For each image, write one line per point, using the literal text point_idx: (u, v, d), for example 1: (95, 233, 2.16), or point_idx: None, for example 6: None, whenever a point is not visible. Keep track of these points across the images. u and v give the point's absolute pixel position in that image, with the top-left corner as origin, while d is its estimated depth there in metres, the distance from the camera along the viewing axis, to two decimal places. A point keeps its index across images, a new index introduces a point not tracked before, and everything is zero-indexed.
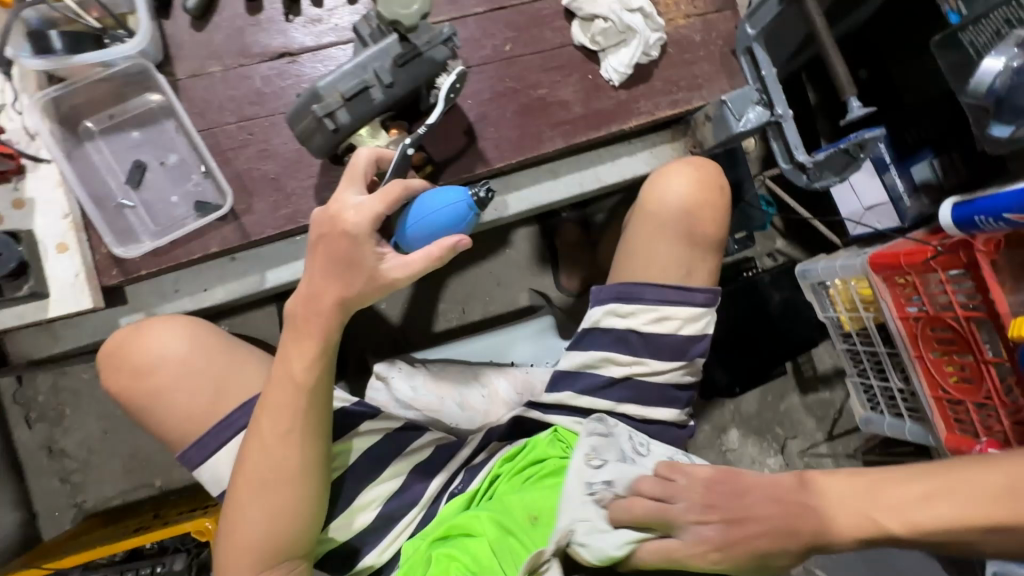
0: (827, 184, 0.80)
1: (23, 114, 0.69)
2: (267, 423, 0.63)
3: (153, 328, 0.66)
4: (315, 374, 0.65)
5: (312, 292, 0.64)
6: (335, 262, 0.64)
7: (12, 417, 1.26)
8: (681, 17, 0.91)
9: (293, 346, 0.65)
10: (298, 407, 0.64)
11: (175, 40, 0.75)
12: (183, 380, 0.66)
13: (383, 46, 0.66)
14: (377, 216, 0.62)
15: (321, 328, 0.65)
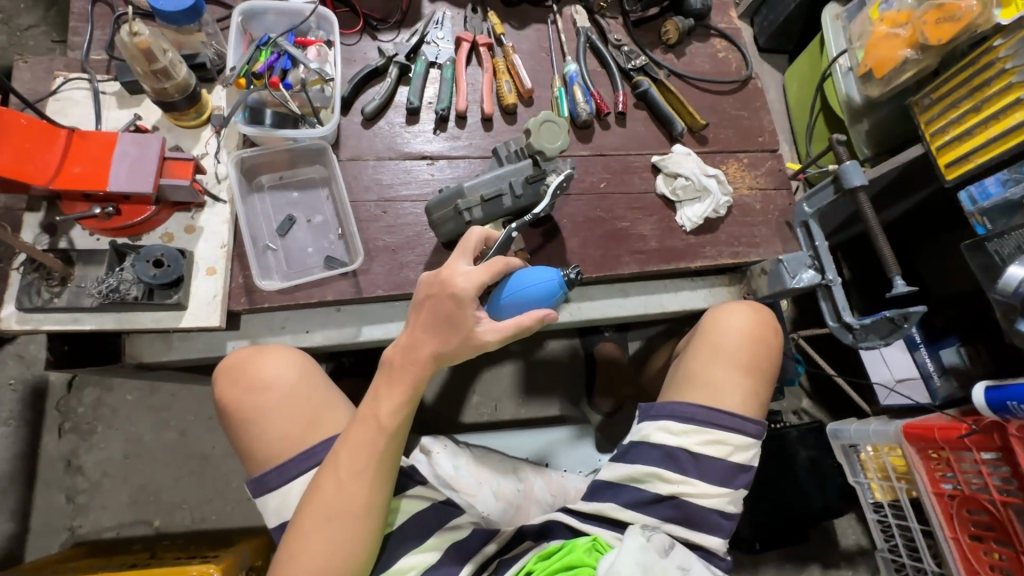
0: (872, 345, 0.88)
1: (220, 163, 0.84)
2: (346, 458, 0.68)
3: (277, 354, 0.76)
4: (398, 420, 0.70)
5: (412, 343, 0.70)
6: (438, 317, 0.69)
7: (46, 422, 1.28)
8: (746, 188, 1.10)
9: (385, 390, 0.70)
10: (377, 449, 0.68)
11: (347, 131, 0.94)
12: (289, 405, 0.74)
13: (520, 167, 0.82)
14: (482, 284, 0.69)
15: (413, 377, 0.70)
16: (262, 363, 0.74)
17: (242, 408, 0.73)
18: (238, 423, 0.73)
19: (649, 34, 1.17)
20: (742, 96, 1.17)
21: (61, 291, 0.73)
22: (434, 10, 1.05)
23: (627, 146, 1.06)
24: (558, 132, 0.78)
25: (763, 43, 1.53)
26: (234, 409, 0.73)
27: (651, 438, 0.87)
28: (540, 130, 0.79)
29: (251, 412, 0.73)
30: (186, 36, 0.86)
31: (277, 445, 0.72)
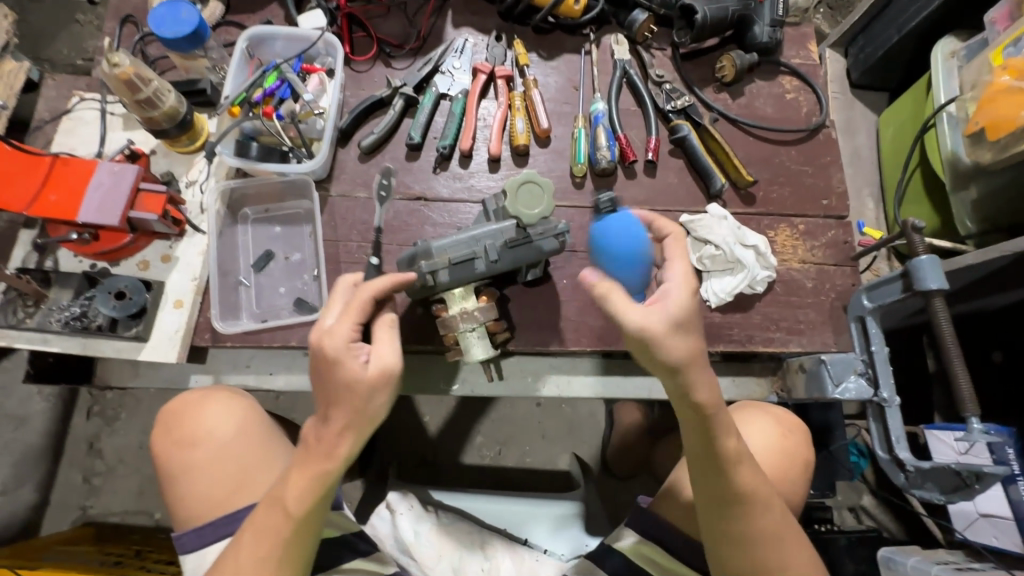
0: (927, 496, 0.68)
1: (205, 193, 0.82)
2: (249, 541, 0.60)
3: (217, 402, 0.73)
4: (308, 508, 0.60)
5: (320, 419, 0.60)
6: (325, 382, 0.60)
7: (77, 403, 1.37)
8: (796, 261, 0.91)
9: (297, 473, 0.60)
10: (281, 536, 0.60)
11: (342, 164, 0.88)
12: (216, 463, 0.70)
13: (502, 228, 0.72)
14: (354, 328, 0.61)
15: (323, 466, 0.59)
16: (205, 412, 0.72)
17: (171, 459, 0.70)
18: (167, 476, 0.71)
19: (701, 68, 1.01)
20: (808, 149, 0.98)
21: (35, 312, 0.75)
22: (456, 36, 0.97)
23: (653, 200, 0.92)
24: (541, 195, 0.68)
25: (857, 77, 1.29)
26: (166, 458, 0.71)
27: (621, 549, 0.80)
28: (520, 191, 0.68)
29: (179, 464, 0.70)
30: (191, 61, 0.85)
31: (203, 503, 0.69)
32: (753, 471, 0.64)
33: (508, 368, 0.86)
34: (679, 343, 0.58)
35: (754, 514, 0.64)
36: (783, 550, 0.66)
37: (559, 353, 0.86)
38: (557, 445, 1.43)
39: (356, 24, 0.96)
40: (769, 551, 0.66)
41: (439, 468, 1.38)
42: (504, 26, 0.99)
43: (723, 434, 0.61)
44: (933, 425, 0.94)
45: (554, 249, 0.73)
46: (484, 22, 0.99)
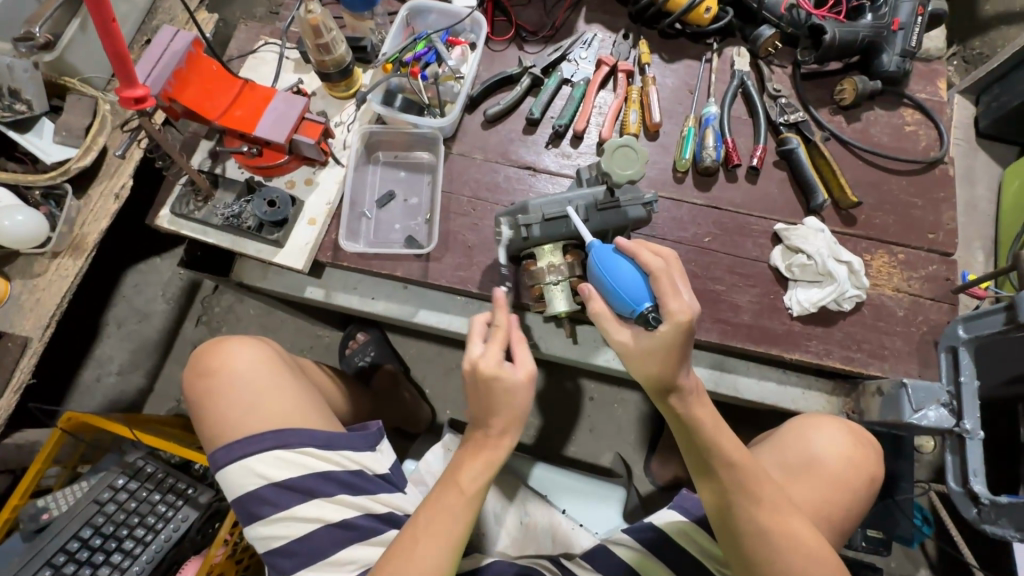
0: (999, 531, 0.74)
1: (350, 132, 0.95)
2: (423, 521, 0.69)
3: (231, 342, 0.85)
4: (478, 486, 0.71)
5: (483, 426, 0.73)
6: (483, 394, 0.72)
7: (190, 311, 1.56)
8: (890, 288, 0.90)
9: (467, 459, 0.72)
10: (456, 512, 0.70)
11: (466, 128, 0.98)
12: (231, 390, 0.81)
13: (594, 192, 0.81)
14: (498, 355, 0.71)
15: (497, 453, 0.73)
16: (232, 351, 0.83)
17: (193, 389, 0.82)
18: (195, 408, 0.82)
19: (819, 90, 1.03)
20: (922, 181, 0.97)
21: (202, 207, 0.89)
22: (587, 30, 1.05)
23: (749, 206, 0.95)
24: (635, 159, 0.78)
25: (985, 126, 1.25)
26: (193, 386, 0.83)
27: (665, 528, 0.83)
28: (617, 154, 0.78)
29: (202, 392, 0.82)
30: (360, 22, 0.99)
31: (225, 427, 0.80)
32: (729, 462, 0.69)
33: (583, 334, 0.95)
34: (651, 366, 0.67)
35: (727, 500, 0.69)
36: (777, 549, 0.66)
37: None
38: (603, 440, 1.45)
39: (499, 9, 1.06)
40: (761, 545, 0.67)
41: None
42: (632, 27, 1.06)
43: (697, 413, 0.69)
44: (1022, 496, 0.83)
45: (641, 217, 0.80)
46: (614, 21, 1.06)
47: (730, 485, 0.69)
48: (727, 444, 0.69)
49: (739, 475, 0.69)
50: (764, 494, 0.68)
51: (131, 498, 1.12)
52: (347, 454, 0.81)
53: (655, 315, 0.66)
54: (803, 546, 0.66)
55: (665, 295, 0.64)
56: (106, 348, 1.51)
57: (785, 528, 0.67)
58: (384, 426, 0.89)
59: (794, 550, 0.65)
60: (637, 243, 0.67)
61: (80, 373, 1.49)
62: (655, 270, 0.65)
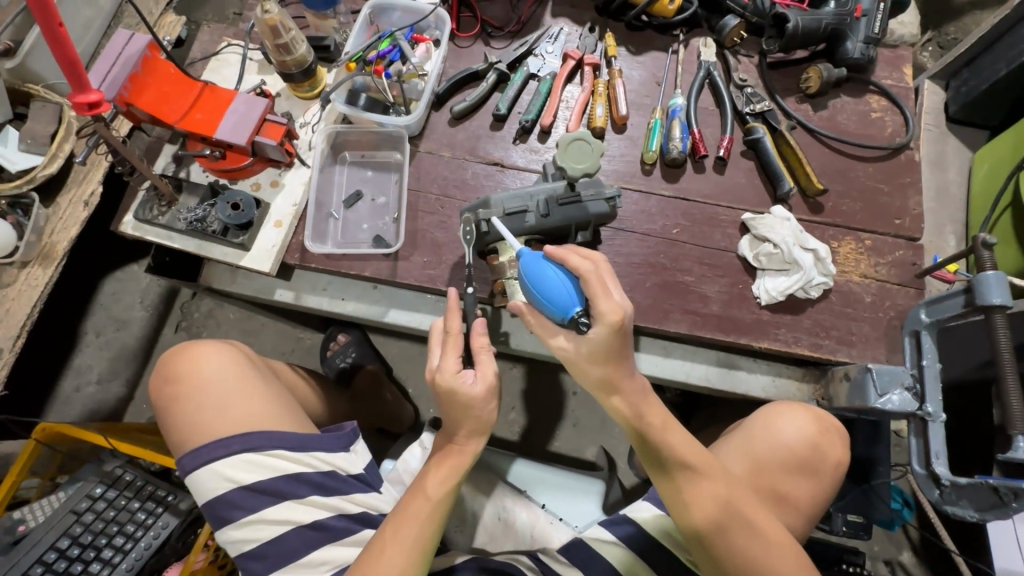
0: (960, 511, 0.75)
1: (315, 133, 0.95)
2: (391, 528, 0.71)
3: (196, 349, 0.84)
4: (444, 491, 0.74)
5: (448, 435, 0.77)
6: (445, 404, 0.74)
7: (169, 317, 1.55)
8: (857, 274, 0.91)
9: (434, 469, 0.75)
10: (422, 516, 0.72)
11: (433, 126, 0.98)
12: (199, 395, 0.80)
13: (553, 188, 0.82)
14: (457, 369, 0.72)
15: (462, 459, 0.76)
16: (199, 356, 0.83)
17: (162, 395, 0.82)
18: (163, 415, 0.82)
19: (786, 79, 1.03)
20: (889, 167, 0.97)
21: (166, 212, 0.89)
22: (553, 24, 1.04)
23: (717, 196, 0.95)
24: (589, 152, 0.78)
25: (954, 111, 1.25)
26: (161, 392, 0.82)
27: (642, 521, 0.83)
28: (570, 148, 0.79)
29: (170, 398, 0.81)
30: (322, 22, 0.98)
31: (194, 432, 0.79)
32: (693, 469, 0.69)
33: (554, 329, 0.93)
34: (596, 370, 0.67)
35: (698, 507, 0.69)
36: (736, 540, 0.68)
37: None
38: (586, 434, 1.46)
39: (465, 5, 1.06)
40: (728, 545, 0.68)
41: None
42: (599, 19, 1.06)
43: (650, 418, 0.70)
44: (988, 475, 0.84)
45: (603, 212, 0.80)
46: (580, 14, 1.06)
47: (695, 490, 0.69)
48: (681, 446, 0.69)
49: (705, 482, 0.69)
50: (725, 494, 0.68)
51: (109, 507, 1.12)
52: (318, 456, 0.81)
53: (585, 319, 0.65)
54: (763, 539, 0.68)
55: (597, 296, 0.63)
56: (85, 357, 1.50)
57: (746, 527, 0.68)
58: (358, 427, 0.89)
59: (758, 548, 0.68)
60: (564, 249, 0.67)
61: (59, 383, 1.48)
62: (586, 272, 0.64)
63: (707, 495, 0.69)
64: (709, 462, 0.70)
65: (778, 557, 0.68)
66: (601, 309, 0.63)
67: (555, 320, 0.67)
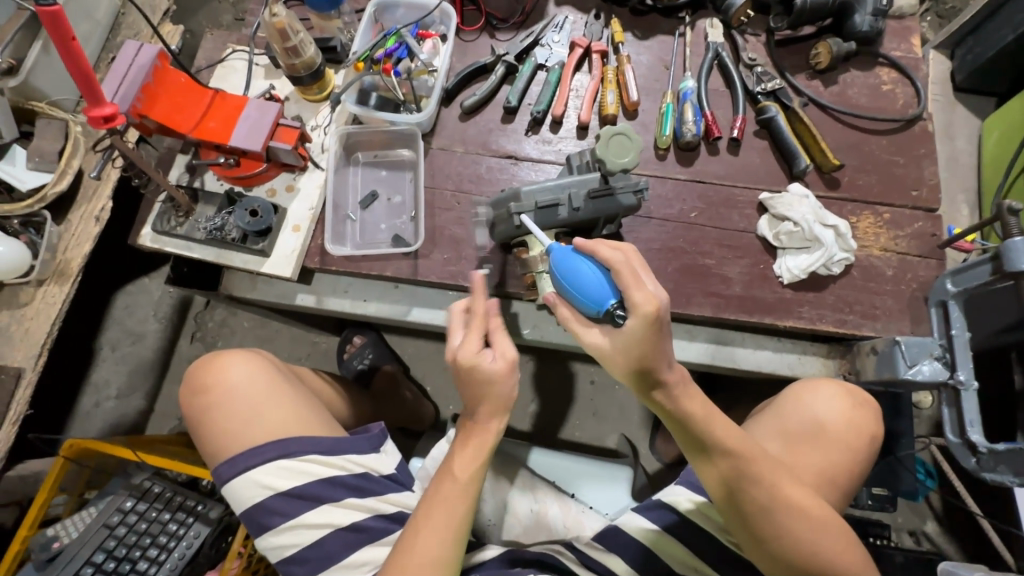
0: (999, 477, 0.77)
1: (327, 135, 0.94)
2: (421, 519, 0.71)
3: (223, 358, 0.84)
4: (472, 474, 0.73)
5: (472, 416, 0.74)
6: (464, 384, 0.73)
7: (184, 328, 1.55)
8: (877, 248, 0.91)
9: (461, 453, 0.74)
10: (452, 502, 0.71)
11: (444, 122, 0.98)
12: (230, 404, 0.80)
13: (587, 180, 0.81)
14: (479, 350, 0.71)
15: (485, 439, 0.74)
16: (226, 365, 0.83)
17: (192, 406, 0.82)
18: (195, 425, 0.82)
19: (794, 56, 1.03)
20: (903, 139, 0.97)
21: (184, 222, 0.88)
22: (558, 13, 1.04)
23: (733, 177, 0.95)
24: (629, 147, 0.78)
25: (960, 80, 1.25)
26: (190, 403, 0.82)
27: (677, 505, 0.83)
28: (609, 142, 0.78)
29: (201, 408, 0.81)
30: (327, 22, 0.98)
31: (227, 441, 0.79)
32: (732, 454, 0.69)
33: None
34: (630, 364, 0.66)
35: (739, 491, 0.69)
36: (781, 521, 0.69)
37: None
38: (607, 422, 1.46)
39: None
40: (770, 526, 0.69)
41: None
42: (604, 6, 1.05)
43: (685, 403, 0.69)
44: None
45: (631, 205, 0.80)
46: (585, 2, 1.05)
47: (735, 475, 0.69)
48: (719, 429, 0.69)
49: (744, 466, 0.69)
50: (765, 476, 0.69)
51: (141, 519, 1.12)
52: (351, 458, 0.82)
53: (623, 311, 0.66)
54: (807, 516, 0.69)
55: (629, 288, 0.63)
56: (103, 372, 1.50)
57: (789, 508, 0.69)
58: (386, 427, 0.88)
59: (801, 526, 0.69)
60: (593, 241, 0.67)
61: (79, 399, 1.49)
62: (617, 264, 0.65)
63: (746, 477, 0.69)
64: (747, 445, 0.70)
65: (820, 536, 0.69)
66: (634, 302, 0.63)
67: (589, 315, 0.69)
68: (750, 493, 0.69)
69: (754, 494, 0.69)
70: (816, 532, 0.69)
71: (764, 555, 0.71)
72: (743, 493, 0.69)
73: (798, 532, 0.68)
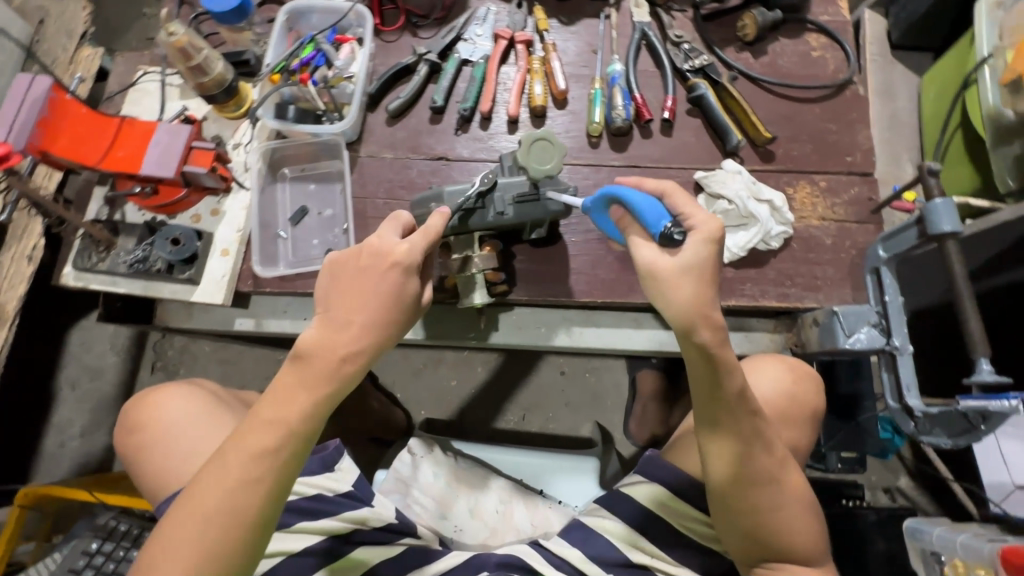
0: (936, 440, 0.74)
1: (249, 153, 0.91)
2: (238, 462, 0.59)
3: (158, 394, 0.81)
4: (310, 426, 0.61)
5: (335, 331, 0.62)
6: (355, 281, 0.64)
7: (144, 359, 1.51)
8: (816, 218, 0.91)
9: (296, 387, 0.61)
10: (279, 454, 0.59)
11: (371, 128, 0.95)
12: (168, 440, 0.78)
13: (516, 183, 0.80)
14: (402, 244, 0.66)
15: (325, 372, 0.61)
16: (162, 400, 0.80)
17: (129, 447, 0.80)
18: (135, 466, 0.79)
19: (722, 29, 1.01)
20: (835, 105, 0.96)
21: (106, 257, 0.86)
22: (480, 5, 1.01)
23: (668, 159, 0.94)
24: (552, 153, 0.77)
25: (896, 38, 1.25)
26: (127, 444, 0.80)
27: (635, 494, 0.81)
28: (533, 146, 0.77)
29: (138, 448, 0.79)
30: (238, 35, 0.94)
31: (166, 478, 0.77)
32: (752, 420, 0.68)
33: (503, 319, 0.91)
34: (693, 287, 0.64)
35: (739, 461, 0.69)
36: (767, 493, 0.70)
37: (570, 305, 0.90)
38: (580, 411, 1.46)
39: None
40: (761, 500, 0.70)
41: (465, 429, 1.45)
42: None
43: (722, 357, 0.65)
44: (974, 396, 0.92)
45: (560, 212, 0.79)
46: None
47: (744, 442, 0.68)
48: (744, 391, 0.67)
49: (751, 435, 0.68)
50: (767, 445, 0.69)
51: (108, 559, 1.10)
52: (302, 480, 0.82)
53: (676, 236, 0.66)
54: (787, 486, 0.71)
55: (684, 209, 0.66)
56: (64, 412, 1.47)
57: (775, 479, 0.70)
58: (342, 444, 0.89)
59: (784, 496, 0.70)
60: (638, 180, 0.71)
61: (42, 442, 1.45)
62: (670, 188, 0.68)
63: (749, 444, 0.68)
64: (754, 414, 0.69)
65: (794, 506, 0.71)
66: (694, 222, 0.65)
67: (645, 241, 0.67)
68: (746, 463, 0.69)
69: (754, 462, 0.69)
70: (795, 502, 0.71)
71: (737, 529, 0.71)
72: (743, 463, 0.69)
73: (778, 502, 0.70)
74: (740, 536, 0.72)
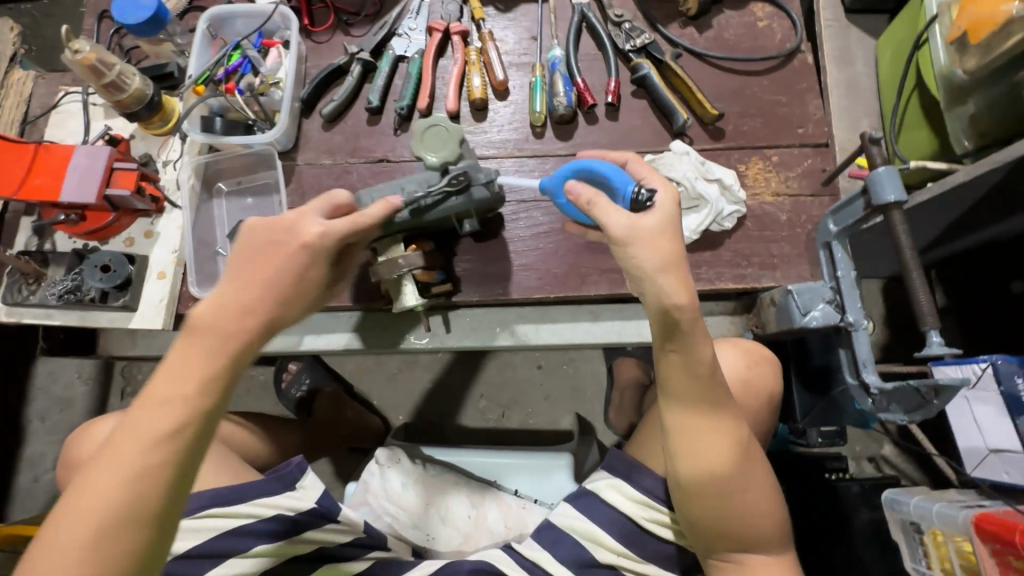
0: (891, 416, 0.72)
1: (179, 169, 0.88)
2: (122, 454, 0.49)
3: (101, 425, 0.79)
4: (209, 400, 0.52)
5: (236, 300, 0.54)
6: (260, 252, 0.56)
7: (112, 386, 1.47)
8: (769, 194, 0.88)
9: (184, 362, 0.52)
10: (172, 437, 0.50)
11: (307, 134, 0.92)
12: None
13: (428, 176, 0.77)
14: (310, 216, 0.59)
15: (222, 342, 0.53)
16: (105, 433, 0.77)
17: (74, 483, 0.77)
18: None
19: (665, 5, 0.98)
20: (784, 76, 0.93)
21: (36, 289, 0.82)
22: None
23: (615, 144, 0.91)
24: (449, 138, 0.75)
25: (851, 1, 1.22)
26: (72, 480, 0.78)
27: (600, 491, 0.79)
28: (428, 136, 0.76)
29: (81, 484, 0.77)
30: (158, 47, 0.91)
31: None
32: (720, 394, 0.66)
33: (456, 321, 0.88)
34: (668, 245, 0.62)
35: (708, 440, 0.66)
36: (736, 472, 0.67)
37: (523, 303, 0.88)
38: (559, 404, 1.44)
39: None
40: (729, 482, 0.67)
41: (444, 431, 1.43)
42: None
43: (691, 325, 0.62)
44: (943, 361, 0.91)
45: (485, 197, 0.77)
46: None
47: (713, 416, 0.66)
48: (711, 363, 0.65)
49: (719, 408, 0.66)
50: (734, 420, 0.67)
51: None
52: (258, 502, 0.77)
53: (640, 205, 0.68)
54: (752, 464, 0.69)
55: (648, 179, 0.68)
56: (36, 446, 1.44)
57: (742, 458, 0.68)
58: (305, 459, 0.83)
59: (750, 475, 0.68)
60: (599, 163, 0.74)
61: (16, 477, 1.42)
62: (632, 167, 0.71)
63: (718, 418, 0.66)
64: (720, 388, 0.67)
65: (759, 486, 0.69)
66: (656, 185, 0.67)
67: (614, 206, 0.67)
68: (714, 440, 0.66)
69: (724, 439, 0.66)
70: (759, 481, 0.69)
71: (704, 515, 0.68)
72: (712, 441, 0.66)
73: (745, 482, 0.68)
74: (707, 525, 0.69)
